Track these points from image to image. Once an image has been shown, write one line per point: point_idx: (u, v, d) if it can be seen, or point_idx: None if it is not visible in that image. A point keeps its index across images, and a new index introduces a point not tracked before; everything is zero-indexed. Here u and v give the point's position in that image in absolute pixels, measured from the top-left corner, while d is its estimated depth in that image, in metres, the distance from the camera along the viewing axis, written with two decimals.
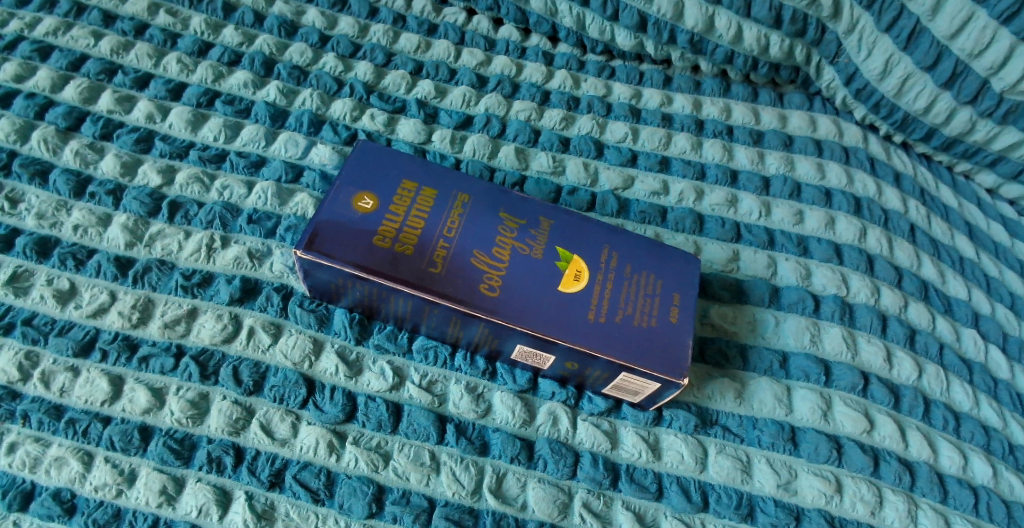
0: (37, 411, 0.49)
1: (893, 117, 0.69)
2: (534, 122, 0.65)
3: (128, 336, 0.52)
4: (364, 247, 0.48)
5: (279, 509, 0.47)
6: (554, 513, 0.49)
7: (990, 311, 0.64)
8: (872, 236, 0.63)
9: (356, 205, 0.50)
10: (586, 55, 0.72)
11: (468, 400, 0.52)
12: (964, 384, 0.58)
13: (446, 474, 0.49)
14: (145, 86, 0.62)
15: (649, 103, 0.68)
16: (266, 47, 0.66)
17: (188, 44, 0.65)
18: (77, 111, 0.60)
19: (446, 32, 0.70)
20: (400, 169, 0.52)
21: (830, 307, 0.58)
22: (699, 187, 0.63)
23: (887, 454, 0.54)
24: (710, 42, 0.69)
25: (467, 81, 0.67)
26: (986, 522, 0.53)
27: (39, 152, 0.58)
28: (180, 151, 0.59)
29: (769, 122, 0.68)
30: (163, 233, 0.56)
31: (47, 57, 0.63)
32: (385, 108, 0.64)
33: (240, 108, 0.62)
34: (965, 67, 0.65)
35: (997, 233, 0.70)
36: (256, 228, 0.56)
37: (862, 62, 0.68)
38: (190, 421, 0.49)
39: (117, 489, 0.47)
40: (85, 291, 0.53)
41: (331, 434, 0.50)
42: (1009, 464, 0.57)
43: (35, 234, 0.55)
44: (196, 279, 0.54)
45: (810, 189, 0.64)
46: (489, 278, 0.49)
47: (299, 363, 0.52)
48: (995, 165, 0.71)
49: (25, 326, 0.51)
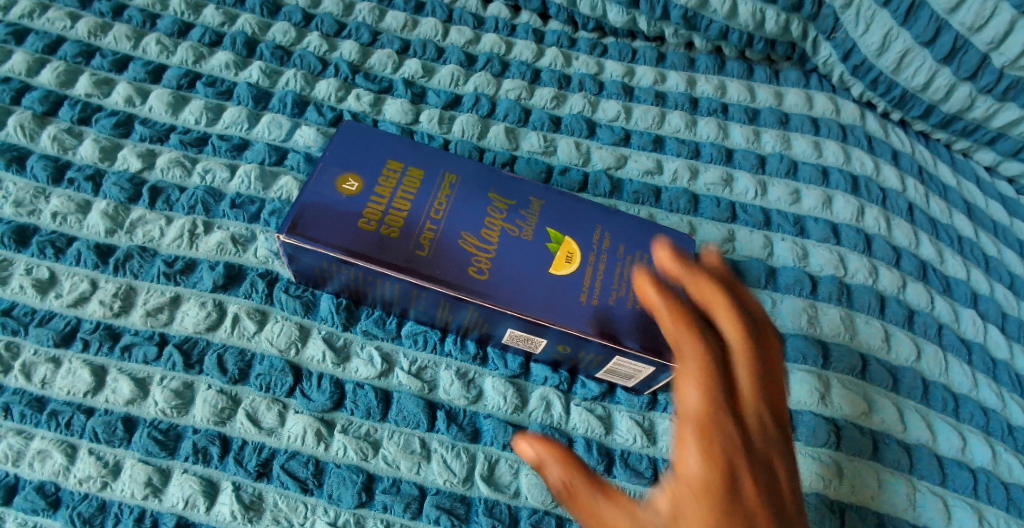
0: (18, 403, 0.48)
1: (891, 94, 0.68)
2: (524, 101, 0.64)
3: (110, 325, 0.50)
4: (349, 230, 0.47)
5: (267, 500, 0.47)
6: (547, 500, 0.48)
7: (989, 291, 0.62)
8: (870, 215, 0.62)
9: (341, 187, 0.49)
10: (578, 32, 0.70)
11: (459, 387, 0.51)
12: (963, 365, 0.57)
13: (437, 461, 0.48)
14: (124, 69, 0.61)
15: (643, 80, 0.67)
16: (249, 27, 0.64)
17: (168, 25, 0.63)
18: (55, 95, 0.58)
19: (434, 9, 0.68)
20: (386, 150, 0.51)
21: (827, 288, 0.57)
22: (694, 166, 0.62)
23: (885, 436, 0.53)
24: (704, 17, 0.67)
25: (456, 59, 0.65)
26: (985, 505, 0.53)
27: (15, 138, 0.56)
28: (161, 135, 0.58)
29: (765, 99, 0.67)
30: (144, 219, 0.54)
31: (23, 40, 0.61)
32: (371, 87, 0.62)
33: (222, 90, 0.60)
34: (965, 41, 0.63)
35: (996, 212, 0.69)
36: (240, 212, 0.55)
37: (859, 37, 0.66)
38: (174, 411, 0.48)
39: (102, 482, 0.46)
40: (66, 280, 0.52)
41: (319, 422, 0.49)
42: (1008, 445, 0.56)
43: (13, 221, 0.53)
44: (178, 265, 0.52)
45: (807, 168, 0.63)
46: (479, 260, 0.48)
47: (286, 350, 0.51)
48: (994, 142, 0.69)
49: (4, 316, 0.50)
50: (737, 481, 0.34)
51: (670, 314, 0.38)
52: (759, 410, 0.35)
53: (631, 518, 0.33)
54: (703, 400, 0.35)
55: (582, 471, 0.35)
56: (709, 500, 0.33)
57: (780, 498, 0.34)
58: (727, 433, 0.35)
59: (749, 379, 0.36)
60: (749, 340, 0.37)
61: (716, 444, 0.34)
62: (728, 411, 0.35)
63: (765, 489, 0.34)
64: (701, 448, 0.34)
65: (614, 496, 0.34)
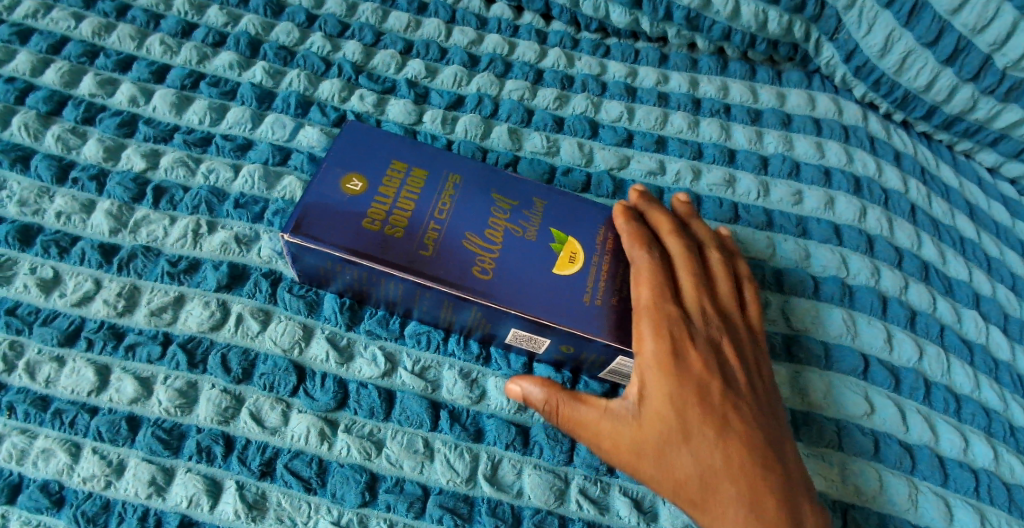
0: (22, 402, 0.48)
1: (894, 95, 0.68)
2: (527, 102, 0.64)
3: (114, 324, 0.51)
4: (353, 230, 0.47)
5: (270, 499, 0.47)
6: (550, 500, 0.48)
7: (991, 292, 0.62)
8: (873, 216, 0.62)
9: (345, 187, 0.49)
10: (581, 33, 0.70)
11: (462, 387, 0.51)
12: (965, 365, 0.57)
13: (441, 461, 0.48)
14: (128, 69, 0.61)
15: (646, 81, 0.67)
16: (252, 27, 0.64)
17: (172, 25, 0.63)
18: (59, 95, 0.58)
19: (437, 10, 0.68)
20: (389, 150, 0.51)
21: (830, 288, 0.57)
22: (696, 167, 0.62)
23: (888, 437, 0.53)
24: (707, 18, 0.67)
25: (459, 60, 0.65)
26: (986, 506, 0.53)
27: (20, 138, 0.56)
28: (164, 135, 0.58)
29: (767, 100, 0.67)
30: (148, 219, 0.54)
31: (27, 40, 0.61)
32: (374, 88, 0.62)
33: (226, 90, 0.60)
34: (968, 42, 0.63)
35: (998, 213, 0.69)
36: (244, 212, 0.55)
37: (862, 38, 0.66)
38: (178, 410, 0.48)
39: (106, 481, 0.46)
40: (70, 279, 0.52)
41: (322, 421, 0.49)
42: (1010, 446, 0.56)
43: (18, 221, 0.53)
44: (182, 265, 0.53)
45: (809, 168, 0.63)
46: (482, 260, 0.48)
47: (289, 349, 0.51)
48: (996, 143, 0.70)
49: (8, 315, 0.50)
50: (682, 354, 0.47)
51: (629, 236, 0.50)
52: (696, 300, 0.50)
53: (603, 412, 0.46)
54: (652, 294, 0.48)
55: (563, 391, 0.47)
56: (665, 367, 0.46)
57: (716, 359, 0.48)
58: (671, 315, 0.48)
59: (689, 281, 0.50)
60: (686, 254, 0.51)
61: (665, 326, 0.47)
62: (673, 301, 0.49)
63: (707, 358, 0.47)
64: (652, 329, 0.47)
65: (587, 399, 0.46)
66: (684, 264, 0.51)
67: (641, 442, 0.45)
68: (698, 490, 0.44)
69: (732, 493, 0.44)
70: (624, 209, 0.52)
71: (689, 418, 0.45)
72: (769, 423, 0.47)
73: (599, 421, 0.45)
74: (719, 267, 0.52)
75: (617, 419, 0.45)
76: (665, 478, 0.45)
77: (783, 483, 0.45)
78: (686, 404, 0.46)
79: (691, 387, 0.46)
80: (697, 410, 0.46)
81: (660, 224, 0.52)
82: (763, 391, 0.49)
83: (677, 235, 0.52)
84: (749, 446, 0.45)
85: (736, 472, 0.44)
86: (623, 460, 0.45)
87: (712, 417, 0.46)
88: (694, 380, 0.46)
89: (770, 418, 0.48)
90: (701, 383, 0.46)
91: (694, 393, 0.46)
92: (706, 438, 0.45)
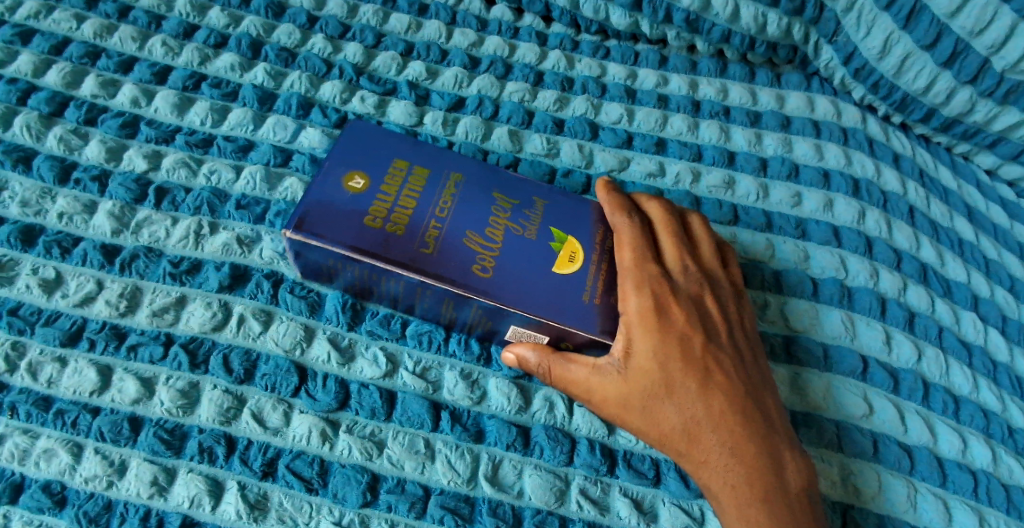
0: (24, 402, 0.48)
1: (892, 97, 0.68)
2: (528, 103, 0.64)
3: (116, 325, 0.51)
4: (355, 227, 0.47)
5: (272, 499, 0.47)
6: (551, 500, 0.49)
7: (989, 294, 0.63)
8: (871, 218, 0.62)
9: (347, 185, 0.49)
10: (581, 35, 0.70)
11: (463, 387, 0.51)
12: (964, 367, 0.58)
13: (442, 461, 0.49)
14: (130, 70, 0.61)
15: (645, 83, 0.67)
16: (254, 28, 0.64)
17: (174, 26, 0.63)
18: (61, 95, 0.59)
19: (437, 12, 0.69)
20: (391, 150, 0.52)
21: (829, 290, 0.58)
22: (696, 169, 0.62)
23: (887, 438, 0.53)
24: (707, 20, 0.68)
25: (460, 62, 0.65)
26: (985, 506, 0.53)
27: (22, 138, 0.57)
28: (166, 136, 0.58)
29: (766, 102, 0.67)
30: (150, 220, 0.54)
31: (29, 41, 0.61)
32: (375, 90, 0.63)
33: (227, 91, 0.61)
34: (966, 45, 0.64)
35: (997, 215, 0.69)
36: (245, 213, 0.55)
37: (861, 40, 0.67)
38: (180, 411, 0.48)
39: (108, 481, 0.46)
40: (72, 280, 0.52)
41: (324, 422, 0.49)
42: (1008, 447, 0.56)
43: (20, 222, 0.53)
44: (184, 266, 0.53)
45: (809, 170, 0.63)
46: (483, 259, 0.48)
47: (291, 350, 0.51)
48: (994, 146, 0.70)
49: (11, 316, 0.50)
50: (665, 310, 0.49)
51: (610, 202, 0.52)
52: (676, 258, 0.52)
53: (591, 369, 0.47)
54: (634, 254, 0.50)
55: (555, 351, 0.48)
56: (648, 323, 0.48)
57: (697, 314, 0.50)
58: (652, 272, 0.50)
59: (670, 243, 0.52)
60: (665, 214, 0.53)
61: (647, 283, 0.49)
62: (654, 260, 0.51)
63: (688, 313, 0.49)
64: (635, 286, 0.49)
65: (577, 357, 0.48)
66: (664, 225, 0.52)
67: (627, 396, 0.47)
68: (682, 439, 0.47)
69: (714, 440, 0.47)
70: (603, 182, 0.53)
71: (672, 371, 0.47)
72: (750, 373, 0.49)
73: (587, 377, 0.47)
74: (700, 229, 0.54)
75: (604, 375, 0.47)
76: (651, 428, 0.47)
77: (763, 431, 0.48)
78: (669, 358, 0.48)
79: (673, 341, 0.48)
80: (679, 363, 0.48)
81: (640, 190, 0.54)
82: (745, 344, 0.51)
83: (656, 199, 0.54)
84: (730, 396, 0.48)
85: (718, 420, 0.47)
86: (610, 412, 0.48)
87: (694, 369, 0.48)
88: (676, 334, 0.48)
89: (751, 369, 0.50)
90: (683, 337, 0.48)
91: (676, 346, 0.48)
92: (689, 390, 0.47)
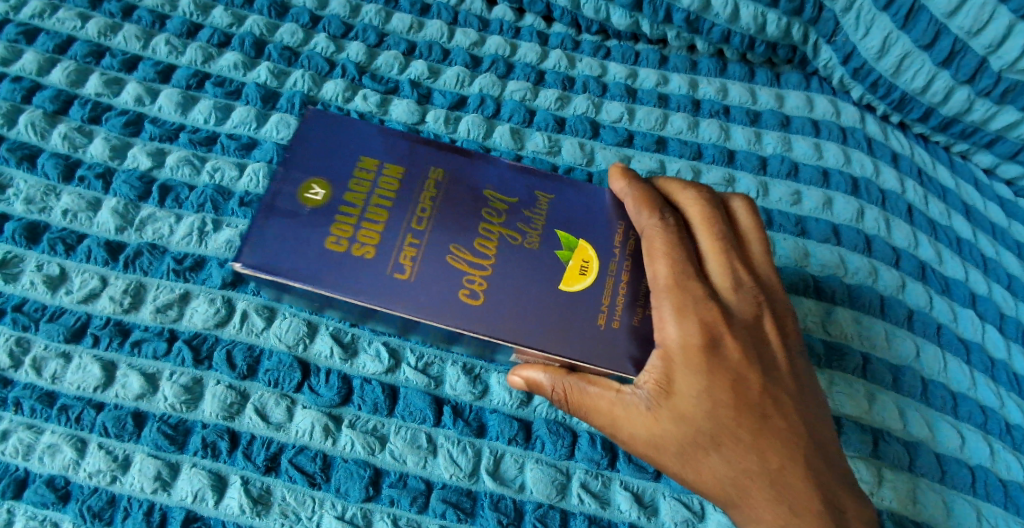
0: (29, 398, 0.48)
1: (891, 97, 0.69)
2: (529, 102, 0.64)
3: (120, 321, 0.51)
4: (316, 253, 0.47)
5: (275, 494, 0.47)
6: (552, 494, 0.49)
7: (988, 291, 0.63)
8: (871, 216, 0.62)
9: (302, 206, 0.48)
10: (582, 35, 0.70)
11: (465, 382, 0.51)
12: (962, 363, 0.58)
13: (444, 456, 0.49)
14: (134, 69, 0.61)
15: (646, 82, 0.67)
16: (257, 28, 0.65)
17: (177, 26, 0.64)
18: (65, 94, 0.59)
19: (439, 11, 0.69)
20: (345, 162, 0.51)
21: (829, 287, 0.58)
22: (696, 167, 0.63)
23: (887, 435, 0.54)
24: (707, 20, 0.68)
25: (461, 61, 0.66)
26: (983, 501, 0.54)
27: (26, 136, 0.57)
28: (170, 134, 0.58)
29: (766, 101, 0.68)
30: (153, 217, 0.55)
31: (34, 40, 0.62)
32: (378, 88, 0.63)
33: (230, 89, 0.61)
34: (964, 45, 0.65)
35: (995, 213, 0.70)
36: (248, 210, 0.56)
37: (859, 41, 0.67)
38: (183, 406, 0.49)
39: (112, 476, 0.47)
40: (75, 277, 0.52)
41: (327, 417, 0.49)
42: (1006, 443, 0.57)
43: (24, 219, 0.54)
44: (188, 262, 0.53)
45: (808, 169, 0.64)
46: (469, 282, 0.48)
47: (294, 346, 0.51)
48: (992, 145, 0.70)
49: (15, 312, 0.51)
50: (715, 348, 0.47)
51: (637, 199, 0.51)
52: (726, 276, 0.50)
53: (616, 397, 0.46)
54: (670, 267, 0.49)
55: (570, 373, 0.47)
56: (693, 362, 0.46)
57: (752, 349, 0.48)
58: (694, 288, 0.48)
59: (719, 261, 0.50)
60: (707, 216, 0.52)
61: (690, 311, 0.47)
62: (699, 277, 0.49)
63: (744, 346, 0.48)
64: (678, 318, 0.47)
65: (597, 380, 0.47)
66: (703, 225, 0.52)
67: (662, 437, 0.46)
68: (731, 490, 0.46)
69: (764, 497, 0.45)
70: (624, 171, 0.53)
71: (721, 421, 0.46)
72: (805, 415, 0.48)
73: (612, 407, 0.46)
74: (745, 239, 0.53)
75: (629, 408, 0.46)
76: (692, 475, 0.46)
77: (821, 487, 0.46)
78: (718, 405, 0.46)
79: (724, 384, 0.46)
80: (730, 408, 0.46)
81: (671, 186, 0.53)
82: (799, 376, 0.49)
83: (694, 198, 0.53)
84: (785, 444, 0.46)
85: (773, 475, 0.46)
86: (639, 450, 0.47)
87: (748, 416, 0.46)
88: (729, 374, 0.47)
89: (805, 410, 0.48)
90: (737, 380, 0.47)
91: (727, 390, 0.46)
92: (738, 439, 0.46)
